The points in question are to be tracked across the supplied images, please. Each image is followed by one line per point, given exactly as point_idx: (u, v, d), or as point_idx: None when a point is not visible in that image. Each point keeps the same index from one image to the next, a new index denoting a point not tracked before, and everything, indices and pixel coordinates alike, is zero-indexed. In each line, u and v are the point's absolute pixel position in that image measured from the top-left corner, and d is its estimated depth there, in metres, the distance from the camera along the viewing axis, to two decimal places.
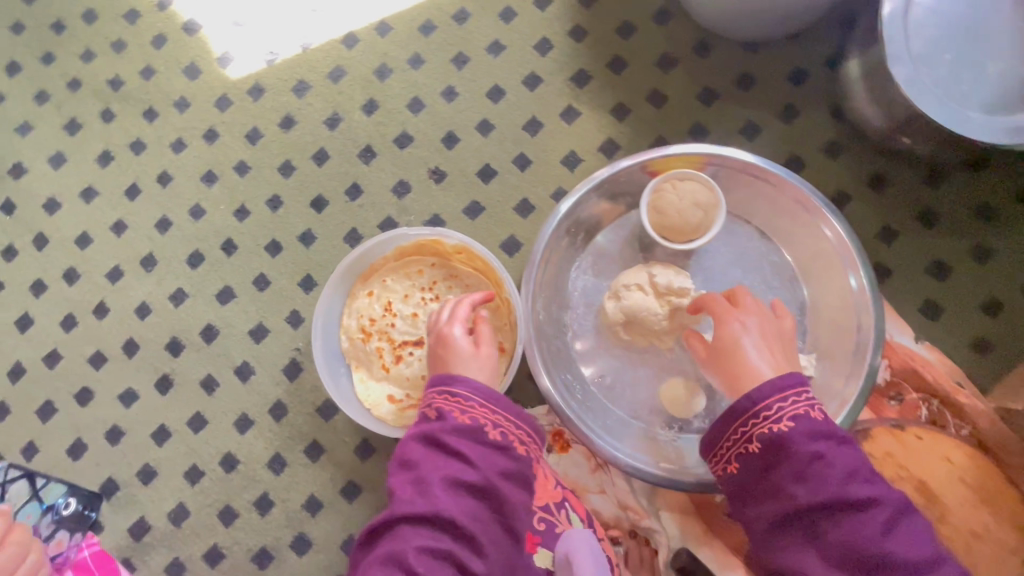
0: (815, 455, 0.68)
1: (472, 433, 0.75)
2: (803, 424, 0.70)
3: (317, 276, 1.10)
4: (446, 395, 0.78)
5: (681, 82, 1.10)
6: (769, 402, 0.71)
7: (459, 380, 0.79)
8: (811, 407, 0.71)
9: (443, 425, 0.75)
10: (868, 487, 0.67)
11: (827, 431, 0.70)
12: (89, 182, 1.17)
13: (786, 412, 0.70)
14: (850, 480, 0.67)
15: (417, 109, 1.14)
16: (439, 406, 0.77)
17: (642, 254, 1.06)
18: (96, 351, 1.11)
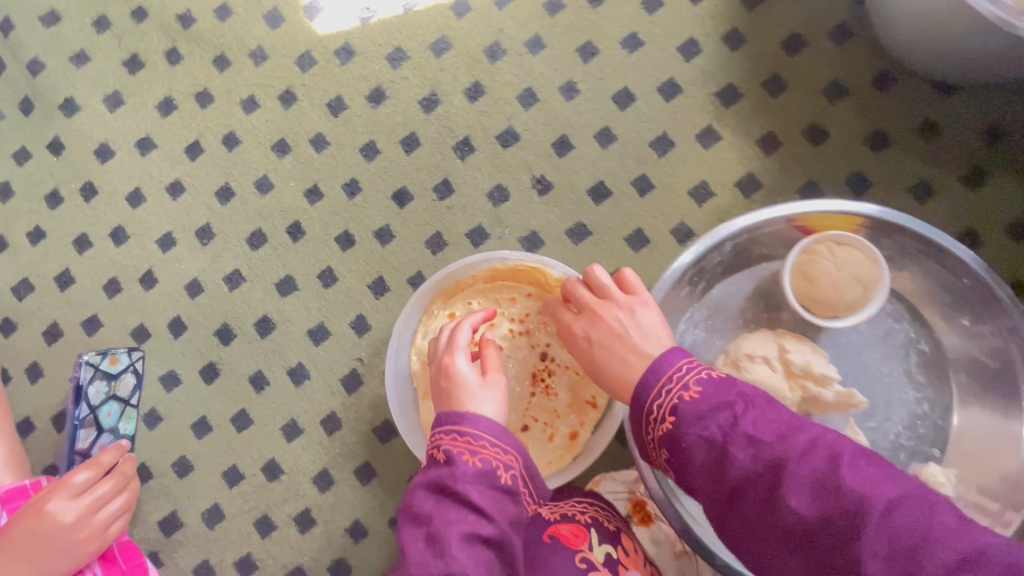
0: (703, 436, 0.65)
1: (485, 475, 0.68)
2: (679, 407, 0.67)
3: (390, 280, 0.97)
4: (455, 436, 0.70)
5: (850, 117, 0.91)
6: (649, 403, 0.70)
7: (461, 417, 0.72)
8: (681, 389, 0.68)
9: (452, 473, 0.68)
10: (799, 471, 0.60)
11: (705, 407, 0.66)
12: (147, 132, 1.04)
13: (664, 405, 0.68)
14: (743, 459, 0.62)
15: (528, 103, 0.97)
16: (449, 448, 0.70)
17: (766, 313, 0.92)
18: (140, 324, 1.01)
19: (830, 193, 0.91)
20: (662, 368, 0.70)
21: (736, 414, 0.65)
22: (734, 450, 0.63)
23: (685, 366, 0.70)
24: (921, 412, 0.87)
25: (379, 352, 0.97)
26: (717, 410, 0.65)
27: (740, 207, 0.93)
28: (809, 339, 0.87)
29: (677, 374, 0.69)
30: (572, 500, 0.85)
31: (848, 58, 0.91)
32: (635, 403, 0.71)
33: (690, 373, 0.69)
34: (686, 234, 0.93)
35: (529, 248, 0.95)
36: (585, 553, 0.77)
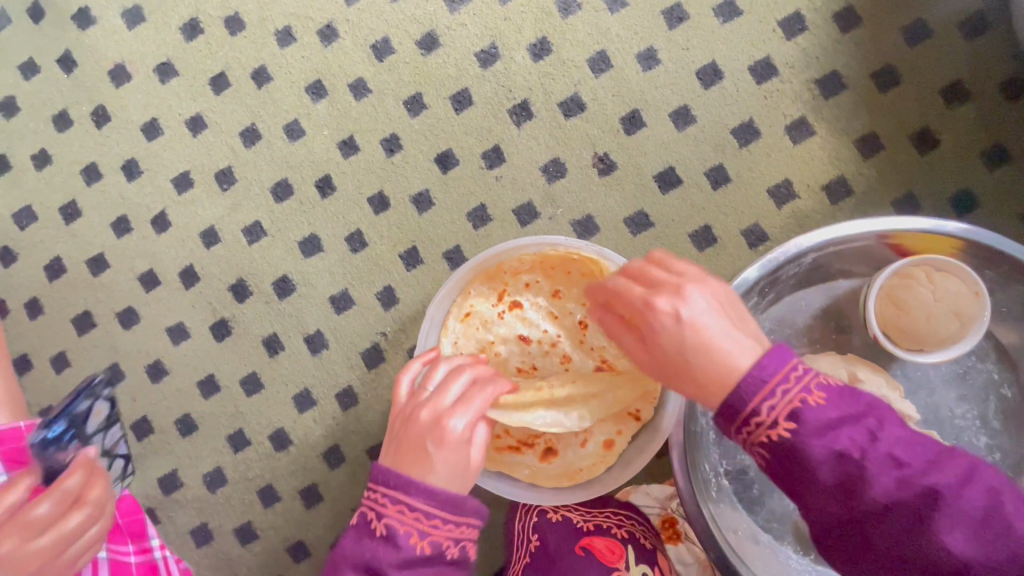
0: (835, 452, 0.51)
1: (431, 556, 0.59)
2: (801, 413, 0.51)
3: (425, 251, 0.89)
4: (402, 508, 0.60)
5: (964, 126, 0.81)
6: (756, 404, 0.52)
7: (410, 484, 0.60)
8: (802, 390, 0.52)
9: (391, 556, 0.59)
10: (958, 502, 0.50)
11: (834, 414, 0.52)
12: (167, 57, 0.93)
13: (779, 408, 0.52)
14: (886, 482, 0.50)
15: (599, 69, 0.86)
16: (393, 525, 0.59)
17: (834, 336, 0.83)
18: (149, 270, 0.94)
19: (928, 208, 0.81)
20: (771, 366, 0.52)
21: (873, 427, 0.52)
22: (881, 473, 0.50)
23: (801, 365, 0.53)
24: (991, 461, 0.78)
25: (405, 329, 0.89)
26: (849, 420, 0.52)
27: (824, 214, 0.83)
28: (882, 369, 0.79)
29: (793, 371, 0.52)
30: (605, 510, 0.82)
31: (976, 57, 0.81)
32: (731, 403, 0.53)
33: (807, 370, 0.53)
34: (758, 237, 0.84)
35: (582, 233, 0.86)
36: (620, 573, 0.75)
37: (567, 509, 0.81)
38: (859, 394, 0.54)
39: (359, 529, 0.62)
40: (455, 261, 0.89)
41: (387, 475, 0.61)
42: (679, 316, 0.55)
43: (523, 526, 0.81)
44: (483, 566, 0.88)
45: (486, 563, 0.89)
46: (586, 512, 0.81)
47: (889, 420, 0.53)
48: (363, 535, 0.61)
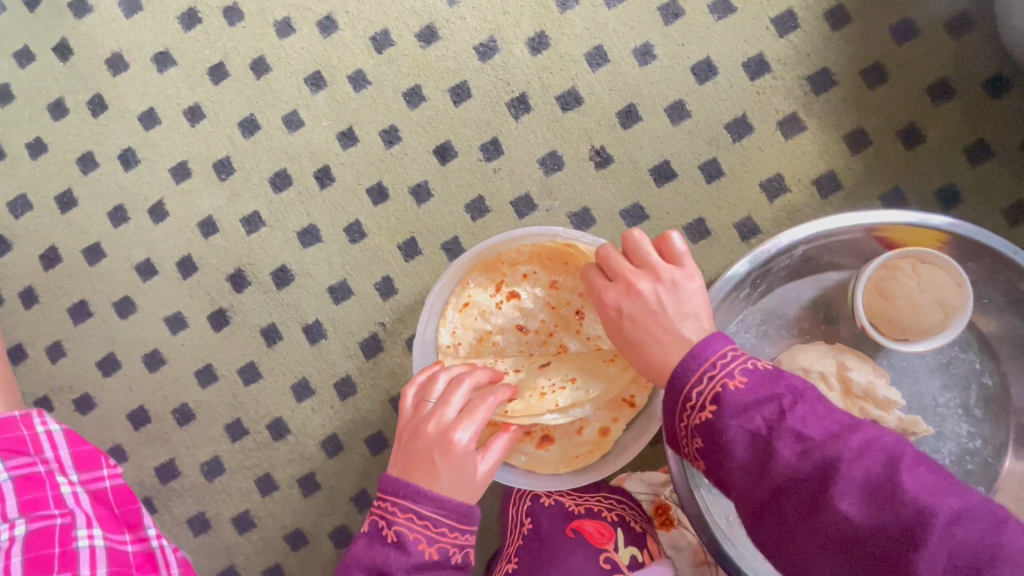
0: (746, 430, 0.54)
1: (437, 560, 0.63)
2: (722, 396, 0.55)
3: (424, 242, 0.90)
4: (413, 517, 0.64)
5: (950, 123, 0.83)
6: (687, 390, 0.57)
7: (419, 490, 0.65)
8: (724, 375, 0.56)
9: (401, 561, 0.63)
10: (856, 471, 0.49)
11: (750, 397, 0.54)
12: (165, 46, 0.93)
13: (705, 392, 0.56)
14: (790, 456, 0.51)
15: (597, 63, 0.87)
16: (403, 533, 0.63)
17: (822, 326, 0.85)
18: (147, 260, 0.94)
19: (914, 202, 0.84)
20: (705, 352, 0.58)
21: (783, 406, 0.54)
22: (780, 446, 0.52)
23: (732, 353, 0.57)
24: (971, 447, 0.81)
25: (403, 319, 0.90)
26: (763, 401, 0.54)
27: (814, 207, 0.85)
28: (868, 357, 0.81)
29: (719, 360, 0.57)
30: (596, 494, 0.83)
31: (961, 56, 0.83)
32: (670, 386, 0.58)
33: (736, 359, 0.57)
34: (751, 230, 0.86)
35: (579, 225, 0.88)
36: (609, 553, 0.77)
37: (560, 494, 0.82)
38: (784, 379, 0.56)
39: (369, 539, 0.66)
40: (453, 252, 0.90)
41: (398, 485, 0.65)
42: (619, 308, 0.65)
43: (517, 509, 0.83)
44: (480, 552, 0.90)
45: (482, 549, 0.90)
46: (577, 495, 0.83)
47: (807, 401, 0.54)
48: (372, 544, 0.65)
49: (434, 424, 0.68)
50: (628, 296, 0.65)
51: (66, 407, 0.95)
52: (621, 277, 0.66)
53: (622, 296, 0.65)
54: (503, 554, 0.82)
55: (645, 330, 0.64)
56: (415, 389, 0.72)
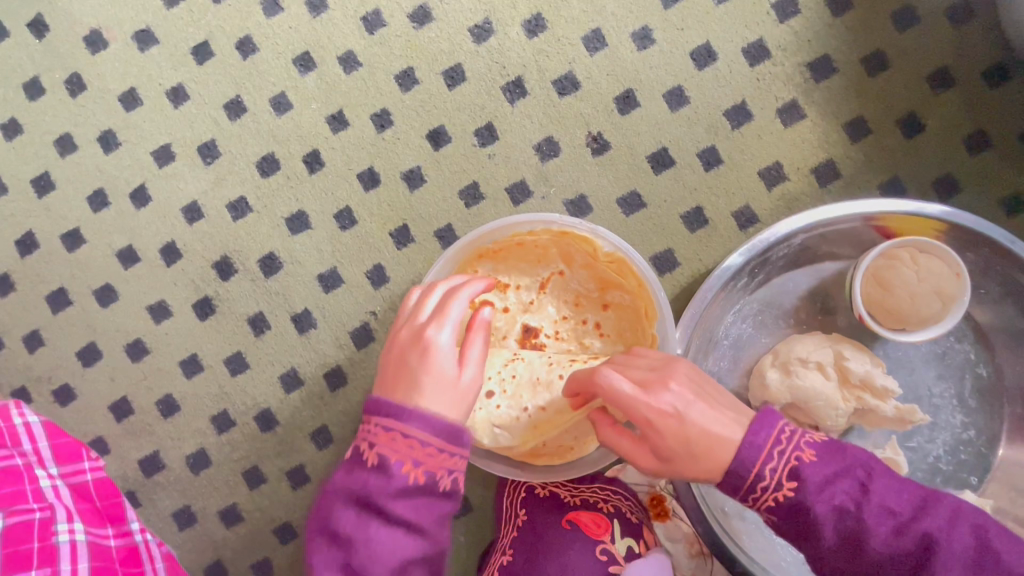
0: (834, 507, 0.58)
1: (425, 468, 0.59)
2: (801, 472, 0.58)
3: (416, 230, 0.88)
4: (396, 434, 0.59)
5: (949, 112, 0.83)
6: (761, 468, 0.59)
7: (395, 414, 0.59)
8: (796, 449, 0.59)
9: (385, 487, 0.58)
10: (950, 543, 0.56)
11: (829, 471, 0.59)
12: (147, 24, 0.89)
13: (780, 470, 0.58)
14: (888, 534, 0.57)
15: (595, 47, 0.85)
16: (385, 457, 0.59)
17: (820, 317, 0.84)
18: (129, 246, 0.90)
19: (912, 192, 0.83)
20: (764, 431, 0.60)
21: (862, 479, 0.59)
22: (878, 524, 0.57)
23: (789, 427, 0.61)
24: (965, 438, 0.81)
25: (395, 309, 0.88)
26: (843, 474, 0.59)
27: (813, 197, 0.84)
28: (866, 348, 0.80)
29: (783, 434, 0.60)
30: (592, 486, 0.82)
31: (962, 44, 0.82)
32: (739, 471, 0.59)
33: (797, 433, 0.60)
34: (749, 219, 0.85)
35: (575, 214, 0.86)
36: (606, 545, 0.76)
37: (555, 486, 0.81)
38: (849, 448, 0.61)
39: (353, 458, 0.62)
40: (446, 240, 0.88)
41: (378, 408, 0.60)
42: (674, 411, 0.61)
43: (512, 500, 0.82)
44: (473, 545, 0.89)
45: (475, 542, 0.89)
46: (573, 487, 0.81)
47: (878, 470, 0.60)
48: (353, 471, 0.61)
49: (416, 329, 0.65)
50: (678, 394, 0.62)
51: (45, 399, 0.91)
52: (652, 378, 0.63)
53: (672, 395, 0.62)
54: (497, 546, 0.81)
55: (704, 422, 0.61)
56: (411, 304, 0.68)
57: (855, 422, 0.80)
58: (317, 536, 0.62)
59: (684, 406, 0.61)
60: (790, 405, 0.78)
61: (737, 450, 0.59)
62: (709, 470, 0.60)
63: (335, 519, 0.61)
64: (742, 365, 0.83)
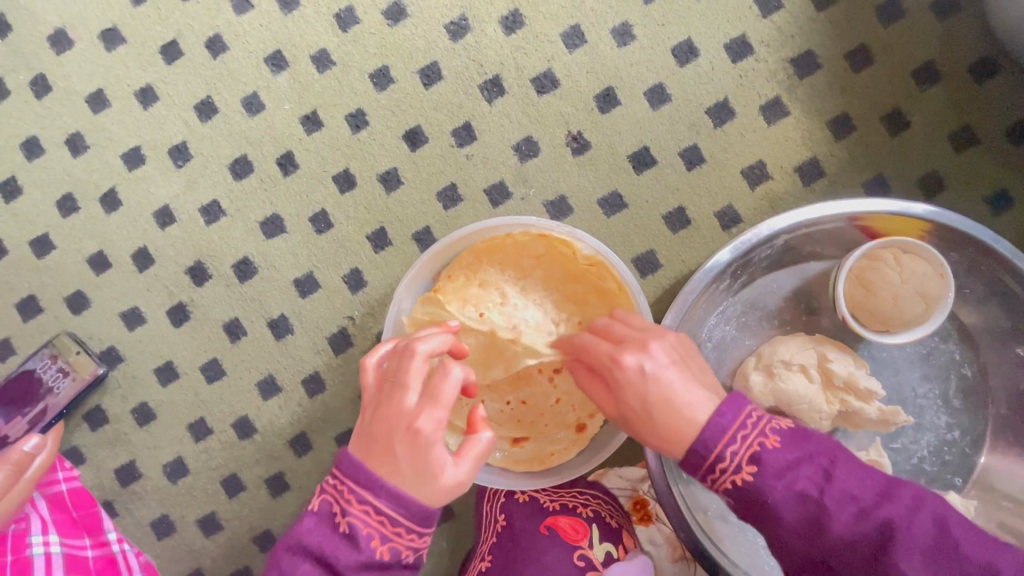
0: (794, 492, 0.56)
1: (383, 565, 0.57)
2: (760, 457, 0.57)
3: (393, 233, 0.86)
4: (366, 510, 0.57)
5: (934, 108, 0.81)
6: (721, 449, 0.58)
7: (375, 494, 0.57)
8: (759, 435, 0.58)
9: (349, 555, 0.57)
10: (912, 531, 0.54)
11: (791, 457, 0.57)
12: (113, 22, 0.87)
13: (740, 454, 0.57)
14: (846, 519, 0.55)
15: (573, 44, 0.83)
16: (355, 528, 0.57)
17: (804, 318, 0.83)
18: (99, 252, 0.88)
19: (897, 190, 0.82)
20: (729, 415, 0.59)
21: (826, 466, 0.57)
22: (838, 511, 0.55)
23: (755, 413, 0.60)
24: (950, 438, 0.80)
25: (373, 313, 0.86)
26: (804, 460, 0.57)
27: (796, 195, 0.83)
28: (849, 348, 0.80)
29: (749, 419, 0.59)
30: (573, 490, 0.81)
31: (948, 38, 0.81)
32: (698, 450, 0.59)
33: (764, 419, 0.59)
34: (732, 218, 0.83)
35: (555, 214, 0.84)
36: (584, 551, 0.75)
37: (535, 490, 0.80)
38: (814, 436, 0.60)
39: (322, 511, 0.60)
40: (424, 243, 0.86)
41: (358, 472, 0.58)
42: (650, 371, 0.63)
43: (492, 505, 0.81)
44: (456, 551, 0.88)
45: (457, 549, 0.88)
46: (552, 491, 0.81)
47: (842, 458, 0.58)
48: (320, 526, 0.59)
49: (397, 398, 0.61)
50: (648, 356, 0.63)
51: None
52: (629, 339, 0.65)
53: (642, 356, 0.63)
54: (477, 551, 0.80)
55: (671, 382, 0.62)
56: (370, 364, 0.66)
57: (840, 425, 0.79)
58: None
59: (656, 369, 0.62)
60: (773, 408, 0.77)
61: (703, 431, 0.59)
62: (668, 435, 0.60)
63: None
64: (726, 367, 0.82)
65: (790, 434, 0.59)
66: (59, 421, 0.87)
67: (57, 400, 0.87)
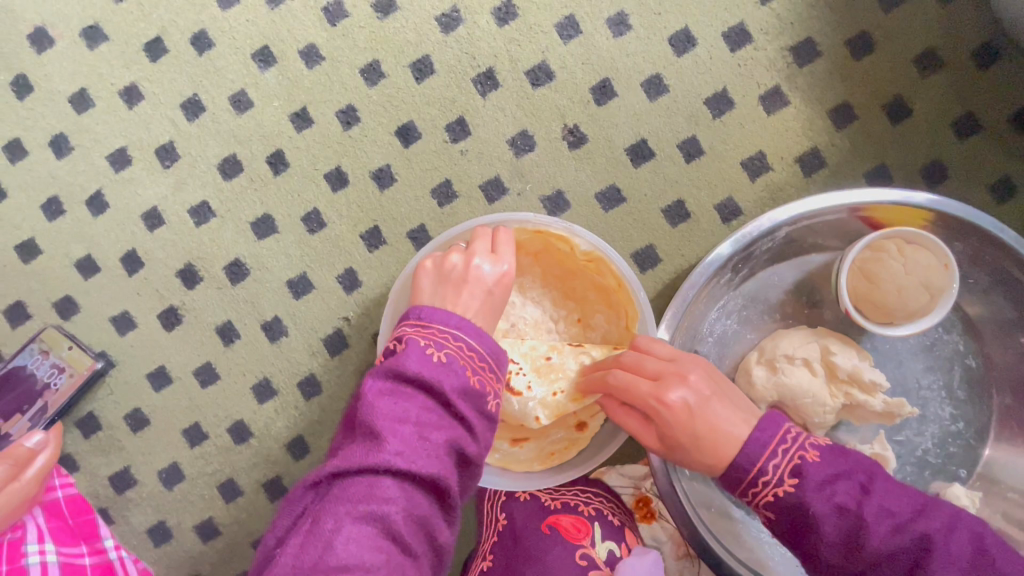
0: (835, 506, 0.56)
1: (477, 396, 0.55)
2: (803, 469, 0.57)
3: (387, 231, 0.84)
4: (460, 344, 0.56)
5: (937, 95, 0.80)
6: (764, 463, 0.57)
7: (466, 331, 0.57)
8: (799, 448, 0.58)
9: (450, 377, 0.54)
10: (949, 547, 0.54)
11: (831, 471, 0.57)
12: (95, 20, 0.84)
13: (783, 466, 0.57)
14: (886, 532, 0.55)
15: (568, 35, 0.81)
16: (453, 355, 0.55)
17: (806, 310, 0.82)
18: (87, 256, 0.86)
19: (899, 179, 0.81)
20: (769, 429, 0.59)
21: (863, 481, 0.57)
22: (878, 523, 0.55)
23: (793, 428, 0.60)
24: (954, 430, 0.79)
25: (369, 313, 0.85)
26: (843, 475, 0.57)
27: (797, 186, 0.81)
28: (852, 340, 0.78)
29: (788, 433, 0.59)
30: (575, 489, 0.80)
31: (951, 23, 0.79)
32: (739, 463, 0.58)
33: (803, 434, 0.60)
34: (732, 211, 0.82)
35: (553, 210, 0.83)
36: (586, 549, 0.74)
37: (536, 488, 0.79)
38: (851, 454, 0.60)
39: (412, 347, 0.55)
40: (419, 241, 0.84)
41: (449, 316, 0.58)
42: (692, 398, 0.61)
43: (491, 504, 0.80)
44: (456, 553, 0.87)
45: (458, 550, 0.87)
46: (554, 490, 0.79)
47: (879, 476, 0.59)
48: (413, 354, 0.54)
49: (455, 265, 0.67)
50: (690, 389, 0.61)
51: None
52: (666, 373, 0.62)
53: (685, 390, 0.61)
54: (478, 551, 0.79)
55: (714, 418, 0.60)
56: (450, 255, 0.67)
57: (843, 417, 0.78)
58: (362, 419, 0.52)
59: (696, 402, 0.60)
60: (776, 403, 0.76)
61: (742, 447, 0.59)
62: (711, 462, 0.59)
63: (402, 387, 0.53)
64: (728, 361, 0.81)
65: (825, 450, 0.60)
66: (59, 417, 0.86)
67: (55, 396, 0.86)
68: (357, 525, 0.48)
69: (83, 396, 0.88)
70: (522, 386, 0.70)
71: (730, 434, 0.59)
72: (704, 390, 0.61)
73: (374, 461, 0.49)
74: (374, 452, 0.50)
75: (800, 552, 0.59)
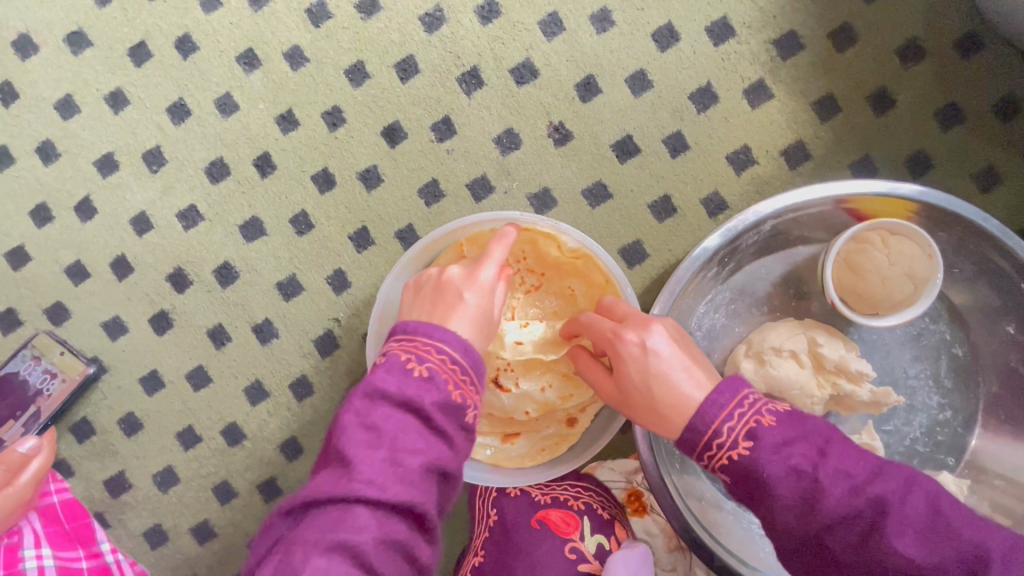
0: (790, 468, 0.55)
1: (455, 411, 0.55)
2: (757, 432, 0.56)
3: (376, 231, 0.84)
4: (443, 358, 0.56)
5: (920, 85, 0.80)
6: (719, 425, 0.57)
7: (451, 344, 0.57)
8: (756, 413, 0.57)
9: (429, 393, 0.54)
10: (904, 509, 0.53)
11: (788, 435, 0.57)
12: (78, 25, 0.84)
13: (738, 429, 0.57)
14: (841, 495, 0.54)
15: (552, 32, 0.81)
16: (436, 368, 0.55)
17: (794, 302, 0.82)
18: (76, 262, 0.87)
19: (884, 170, 0.81)
20: (727, 393, 0.58)
21: (821, 445, 0.57)
22: (832, 485, 0.54)
23: (753, 394, 0.59)
24: (941, 419, 0.80)
25: (359, 314, 0.85)
26: (800, 438, 0.57)
27: (783, 179, 0.82)
28: (840, 332, 0.79)
29: (746, 399, 0.58)
30: (566, 483, 0.81)
31: (933, 13, 0.79)
32: (696, 426, 0.58)
33: (760, 399, 0.59)
34: (718, 205, 0.82)
35: (539, 207, 0.83)
36: (575, 543, 0.75)
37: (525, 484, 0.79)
38: (810, 419, 0.59)
39: (393, 363, 0.56)
40: (408, 241, 0.84)
41: (430, 327, 0.58)
42: (646, 346, 0.63)
43: (483, 501, 0.80)
44: (450, 551, 0.87)
45: (453, 546, 0.88)
46: (544, 485, 0.80)
47: (838, 440, 0.58)
48: (393, 372, 0.55)
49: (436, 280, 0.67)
50: (649, 334, 0.63)
51: None
52: (633, 318, 0.65)
53: (642, 334, 0.63)
54: (470, 547, 0.80)
55: (671, 363, 0.62)
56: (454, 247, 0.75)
57: (832, 409, 0.78)
58: (336, 446, 0.52)
59: (657, 344, 0.63)
60: (765, 396, 0.76)
61: (695, 409, 0.59)
62: (665, 410, 0.61)
63: (374, 410, 0.53)
64: (717, 355, 0.82)
65: (785, 415, 0.59)
66: (53, 423, 0.86)
67: (48, 402, 0.86)
68: (328, 556, 0.48)
69: (76, 401, 0.88)
70: (512, 384, 0.76)
71: (686, 394, 0.60)
72: (662, 347, 0.63)
73: (345, 489, 0.49)
74: (345, 480, 0.50)
75: (759, 518, 0.58)
